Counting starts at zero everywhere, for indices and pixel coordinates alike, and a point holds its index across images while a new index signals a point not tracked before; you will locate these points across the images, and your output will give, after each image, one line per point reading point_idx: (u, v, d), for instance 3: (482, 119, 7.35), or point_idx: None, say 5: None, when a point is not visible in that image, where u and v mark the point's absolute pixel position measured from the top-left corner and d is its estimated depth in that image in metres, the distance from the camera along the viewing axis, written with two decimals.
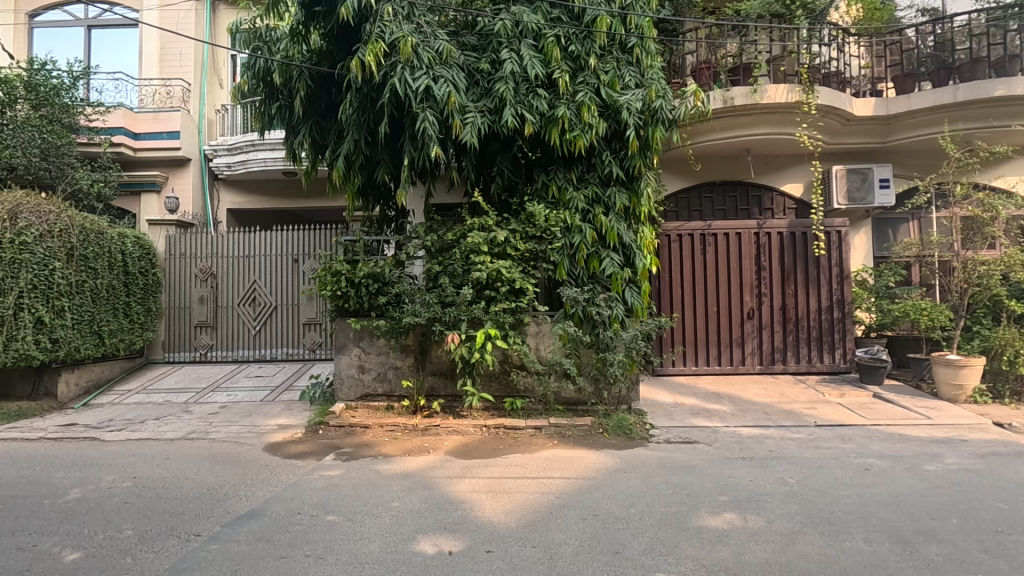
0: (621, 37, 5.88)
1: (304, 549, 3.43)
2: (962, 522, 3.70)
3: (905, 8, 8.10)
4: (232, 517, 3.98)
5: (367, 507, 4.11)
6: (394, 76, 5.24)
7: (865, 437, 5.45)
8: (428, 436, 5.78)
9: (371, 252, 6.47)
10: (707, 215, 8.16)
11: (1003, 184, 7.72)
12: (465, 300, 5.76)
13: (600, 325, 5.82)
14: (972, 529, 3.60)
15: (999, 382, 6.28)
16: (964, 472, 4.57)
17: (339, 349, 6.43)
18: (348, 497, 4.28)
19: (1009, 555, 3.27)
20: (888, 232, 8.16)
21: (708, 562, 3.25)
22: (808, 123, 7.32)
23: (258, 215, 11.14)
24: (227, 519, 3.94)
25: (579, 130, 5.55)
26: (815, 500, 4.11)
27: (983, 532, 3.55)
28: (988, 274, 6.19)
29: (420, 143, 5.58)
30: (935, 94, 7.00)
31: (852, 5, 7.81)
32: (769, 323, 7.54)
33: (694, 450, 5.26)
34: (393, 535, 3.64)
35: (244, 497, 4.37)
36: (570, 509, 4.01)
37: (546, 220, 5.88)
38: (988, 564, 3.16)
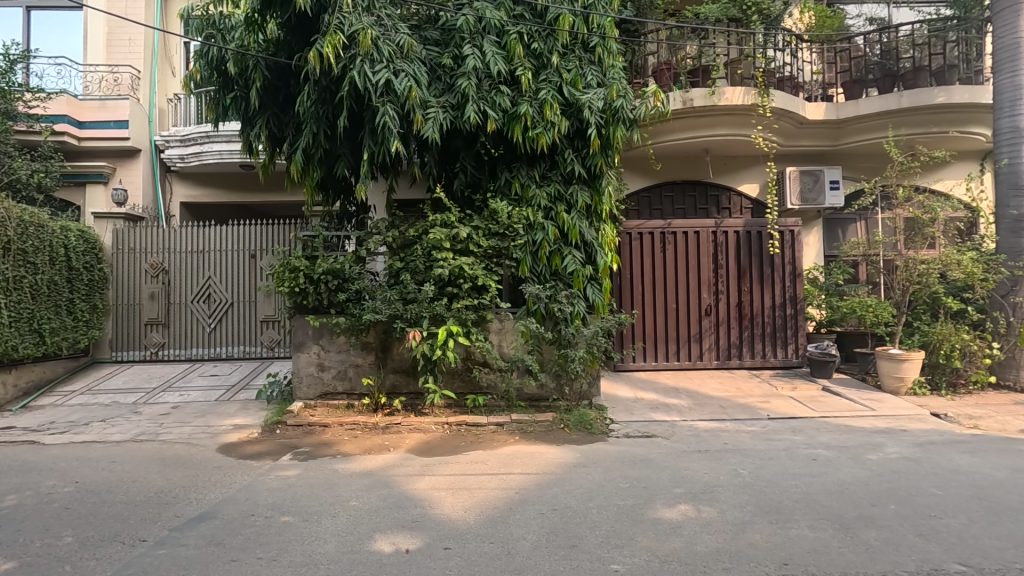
0: (583, 36, 5.91)
1: (257, 552, 3.35)
2: (899, 508, 3.90)
3: (854, 17, 8.57)
4: (181, 520, 3.85)
5: (325, 506, 4.05)
6: (354, 69, 5.17)
7: (814, 428, 5.68)
8: (389, 434, 5.73)
9: (332, 248, 6.37)
10: (667, 214, 8.35)
11: (941, 187, 8.16)
12: (427, 297, 5.73)
13: (562, 321, 5.90)
14: (908, 515, 3.80)
15: (937, 374, 6.64)
16: (903, 460, 4.82)
17: (298, 347, 6.30)
18: (304, 498, 4.21)
19: (940, 538, 3.46)
20: (837, 232, 8.51)
21: (661, 553, 3.32)
22: (763, 126, 7.53)
23: (212, 208, 10.81)
24: (175, 523, 3.81)
25: (541, 127, 5.58)
26: (765, 490, 4.26)
27: (918, 517, 3.75)
28: (927, 273, 6.52)
29: (380, 137, 5.52)
30: (881, 99, 7.32)
31: (803, 11, 8.07)
32: (725, 320, 7.75)
33: (653, 444, 5.38)
34: (351, 534, 3.59)
35: (195, 500, 4.23)
36: (530, 504, 4.05)
37: (509, 217, 5.88)
38: (922, 547, 3.35)
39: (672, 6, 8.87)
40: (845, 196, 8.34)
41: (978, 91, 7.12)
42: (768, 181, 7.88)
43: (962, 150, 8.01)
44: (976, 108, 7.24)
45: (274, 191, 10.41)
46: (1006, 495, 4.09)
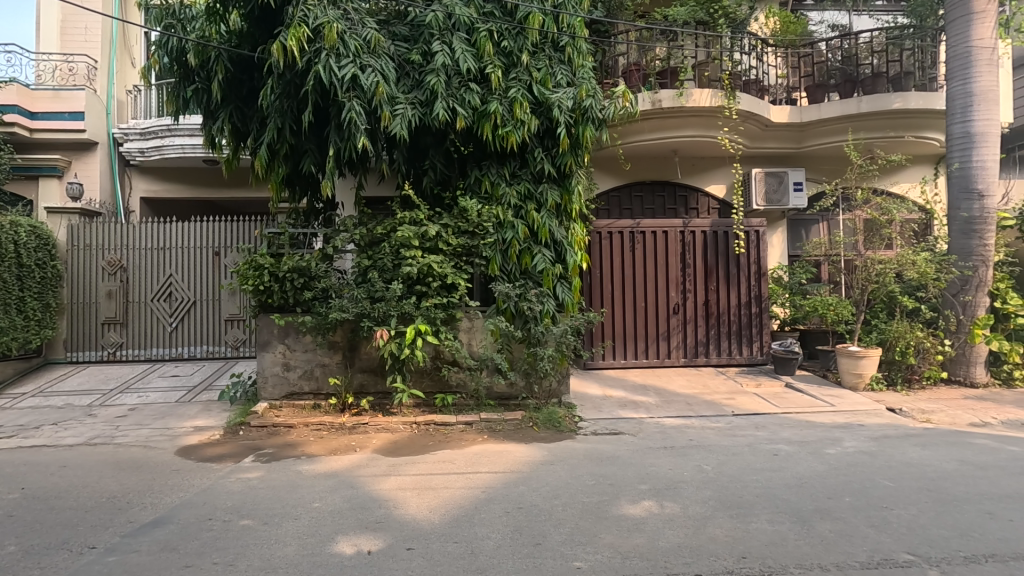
0: (553, 35, 5.91)
1: (213, 557, 3.26)
2: (854, 500, 4.03)
3: (817, 24, 8.84)
4: (134, 526, 3.72)
5: (287, 509, 3.96)
6: (320, 63, 5.08)
7: (776, 424, 5.82)
8: (356, 434, 5.65)
9: (298, 245, 6.25)
10: (637, 214, 8.44)
11: (897, 190, 8.45)
12: (395, 295, 5.66)
13: (532, 320, 5.89)
14: (862, 506, 3.93)
15: (893, 371, 6.88)
16: (859, 454, 4.98)
17: (263, 346, 6.16)
18: (265, 500, 4.11)
19: (891, 529, 3.59)
20: (800, 232, 8.73)
21: (624, 549, 3.36)
22: (729, 127, 7.65)
23: (173, 203, 10.48)
24: (128, 529, 3.68)
25: (511, 126, 5.57)
26: (727, 485, 4.35)
27: (871, 509, 3.88)
28: (884, 273, 6.75)
29: (346, 133, 5.44)
30: (842, 104, 7.54)
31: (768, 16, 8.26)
32: (693, 318, 7.88)
33: (620, 441, 5.43)
34: (312, 537, 3.52)
35: (150, 504, 4.10)
36: (495, 503, 4.04)
37: (479, 215, 5.85)
38: (873, 538, 3.46)
39: (641, 8, 8.98)
40: (808, 197, 8.56)
41: (932, 98, 7.41)
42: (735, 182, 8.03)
43: (917, 153, 8.31)
44: (931, 114, 7.53)
45: (237, 186, 10.15)
46: (954, 485, 4.27)
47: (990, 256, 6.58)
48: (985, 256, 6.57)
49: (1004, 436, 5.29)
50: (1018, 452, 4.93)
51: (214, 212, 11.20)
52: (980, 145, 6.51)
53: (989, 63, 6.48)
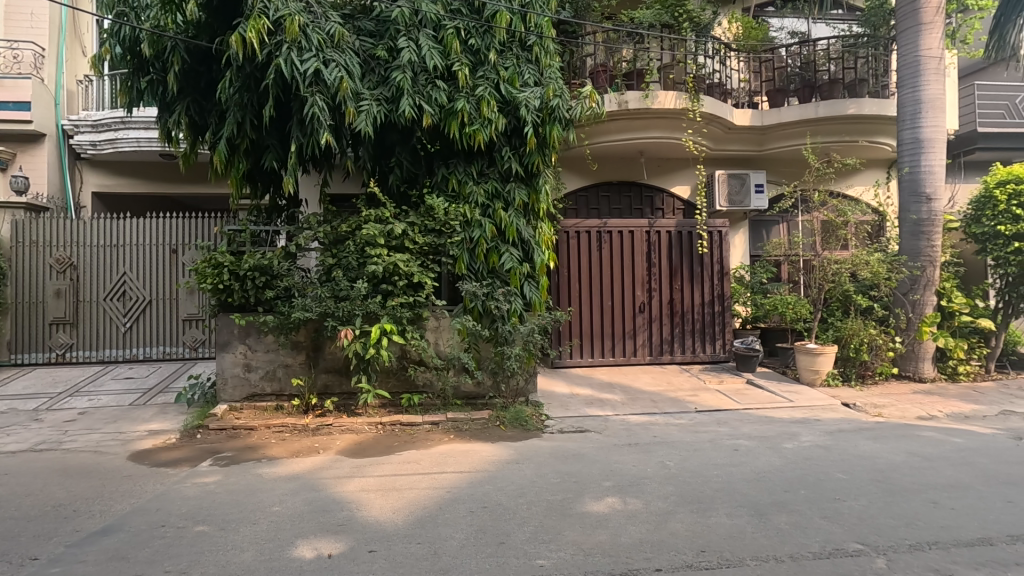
0: (521, 34, 5.89)
1: (164, 565, 3.15)
2: (809, 493, 4.16)
3: (778, 31, 9.11)
4: (81, 535, 3.56)
5: (244, 514, 3.85)
6: (281, 56, 4.97)
7: (737, 420, 5.97)
8: (319, 436, 5.55)
9: (259, 243, 6.14)
10: (604, 213, 8.52)
11: (852, 193, 8.77)
12: (360, 294, 5.58)
13: (499, 319, 5.88)
14: (816, 499, 4.06)
15: (848, 367, 7.13)
16: (815, 448, 5.15)
17: (222, 347, 5.99)
18: (221, 505, 3.99)
19: (843, 520, 3.71)
20: (761, 233, 8.96)
21: (587, 546, 3.39)
22: (693, 130, 7.78)
23: (127, 198, 10.09)
24: (73, 538, 3.52)
25: (478, 124, 5.55)
26: (688, 480, 4.44)
27: (825, 501, 4.02)
28: (839, 273, 6.99)
29: (309, 129, 5.33)
30: (800, 108, 7.78)
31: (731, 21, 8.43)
32: (658, 316, 8.01)
33: (586, 438, 5.48)
34: (270, 542, 3.44)
35: (98, 512, 3.93)
36: (460, 503, 4.03)
37: (446, 214, 5.80)
38: (826, 529, 3.58)
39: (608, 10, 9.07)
40: (768, 199, 8.79)
41: (885, 104, 7.71)
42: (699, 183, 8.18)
43: (871, 158, 8.63)
44: (883, 120, 7.84)
45: (195, 181, 9.82)
46: (901, 477, 4.45)
47: (936, 256, 6.88)
48: (932, 256, 6.87)
49: (949, 429, 5.54)
50: (962, 444, 5.18)
51: (172, 208, 10.82)
52: (928, 150, 6.80)
53: (937, 72, 6.78)
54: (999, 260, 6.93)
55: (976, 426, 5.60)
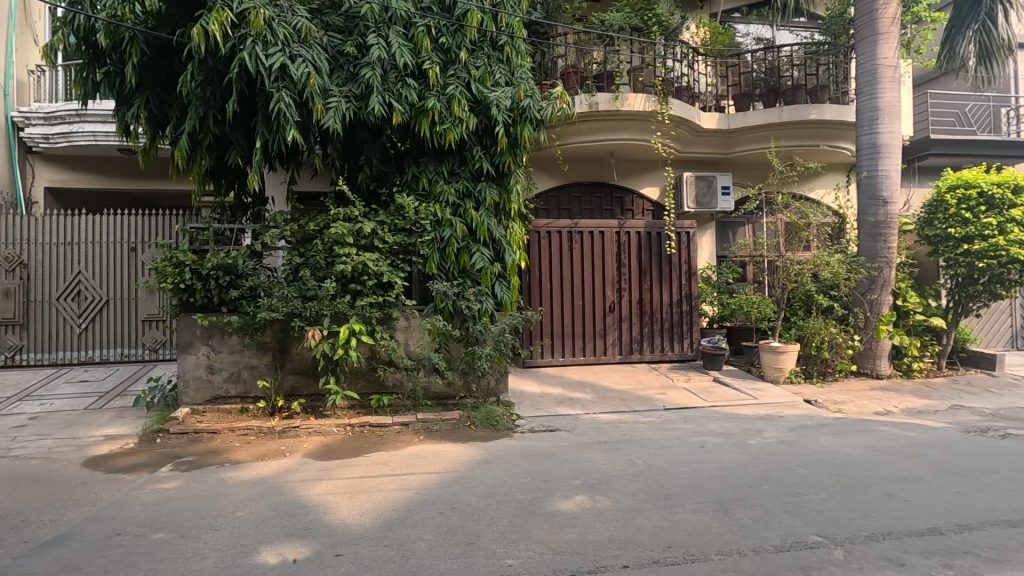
0: (492, 34, 5.89)
1: None
2: (771, 488, 4.27)
3: (743, 36, 9.30)
4: (30, 546, 3.41)
5: (205, 520, 3.75)
6: (245, 50, 4.85)
7: (704, 417, 6.10)
8: (286, 438, 5.44)
9: (223, 241, 6.01)
10: (575, 214, 8.59)
11: (814, 195, 9.04)
12: (329, 294, 5.50)
13: (470, 319, 5.86)
14: (778, 493, 4.18)
15: (810, 365, 7.35)
16: (778, 444, 5.29)
17: (183, 348, 5.83)
18: (181, 511, 3.88)
19: (804, 513, 3.83)
20: (728, 234, 9.16)
21: (555, 545, 3.41)
22: (662, 132, 7.90)
23: (83, 195, 9.70)
24: (22, 549, 3.37)
25: (449, 123, 5.53)
26: (656, 477, 4.51)
27: (786, 495, 4.13)
28: (802, 273, 7.20)
29: (275, 125, 5.22)
30: (765, 113, 7.99)
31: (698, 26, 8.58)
32: (627, 316, 8.10)
33: (557, 437, 5.51)
34: (233, 548, 3.35)
35: (49, 521, 3.77)
36: (430, 504, 4.00)
37: (416, 213, 5.76)
38: (787, 522, 3.69)
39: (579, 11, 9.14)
40: (734, 201, 8.99)
41: (845, 110, 7.98)
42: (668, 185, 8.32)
43: (832, 161, 8.92)
44: (842, 126, 8.11)
45: (155, 178, 9.52)
46: (859, 471, 4.61)
47: (892, 258, 7.15)
48: (888, 258, 7.13)
49: (904, 423, 5.77)
50: (915, 437, 5.40)
51: (130, 205, 10.46)
52: (885, 155, 7.06)
53: (892, 80, 7.05)
54: (950, 262, 7.24)
55: (929, 421, 5.84)
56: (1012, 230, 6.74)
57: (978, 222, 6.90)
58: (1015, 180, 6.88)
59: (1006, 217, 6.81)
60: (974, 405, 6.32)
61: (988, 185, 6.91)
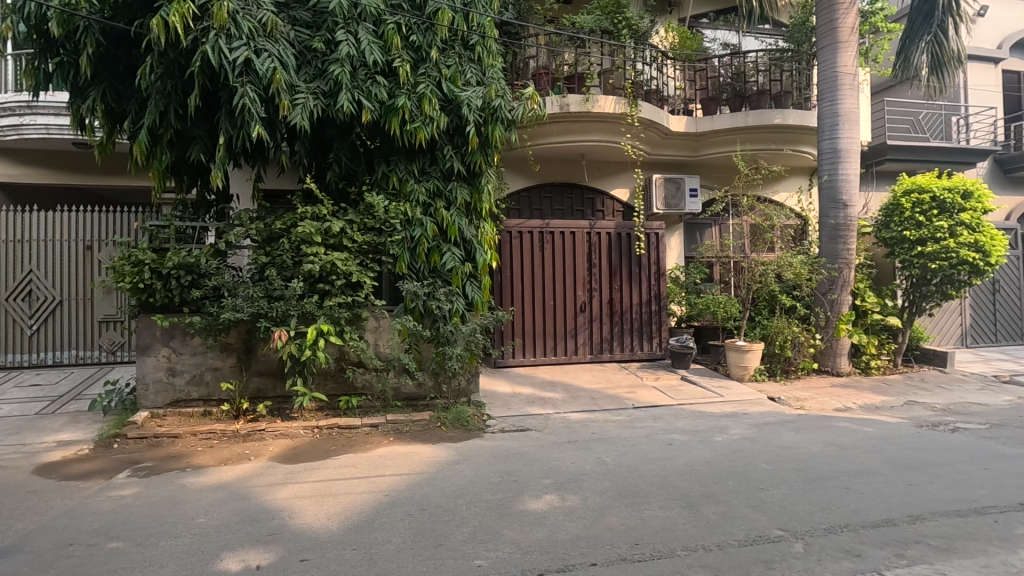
0: (463, 33, 5.86)
1: None
2: (736, 484, 4.37)
3: (711, 42, 9.56)
4: None
5: (163, 527, 3.63)
6: (208, 43, 4.72)
7: (672, 415, 6.20)
8: (251, 442, 5.31)
9: (185, 240, 5.85)
10: (546, 214, 8.63)
11: (779, 198, 9.29)
12: (296, 294, 5.39)
13: (440, 319, 5.83)
14: (742, 489, 4.28)
15: (774, 363, 7.55)
16: (743, 440, 5.42)
17: (143, 350, 5.65)
18: (138, 519, 3.75)
19: (766, 508, 3.93)
20: (696, 235, 9.33)
21: (525, 544, 3.42)
22: (631, 134, 8.01)
23: (35, 190, 9.30)
24: None
25: (419, 122, 5.50)
26: (625, 475, 4.57)
27: (750, 490, 4.23)
28: (766, 273, 7.39)
29: (239, 121, 5.11)
30: (731, 117, 8.20)
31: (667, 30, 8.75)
32: (598, 316, 8.17)
33: (527, 437, 5.53)
34: (193, 556, 3.26)
35: None
36: (399, 506, 3.96)
37: (386, 212, 5.70)
38: (751, 517, 3.78)
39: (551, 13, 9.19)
40: (702, 203, 9.17)
41: (807, 116, 8.22)
42: (637, 186, 8.43)
43: (795, 166, 9.17)
44: (804, 131, 8.36)
45: (112, 173, 9.18)
46: (819, 465, 4.75)
47: (851, 259, 7.40)
48: (848, 259, 7.38)
49: (863, 419, 5.98)
50: (872, 433, 5.59)
51: (85, 202, 10.07)
52: (845, 160, 7.30)
53: (852, 88, 7.29)
54: (905, 263, 7.53)
55: (885, 416, 6.07)
56: (962, 233, 7.04)
57: (931, 225, 7.20)
58: (965, 185, 7.19)
59: (956, 220, 7.12)
60: (927, 401, 6.59)
61: (940, 190, 7.22)
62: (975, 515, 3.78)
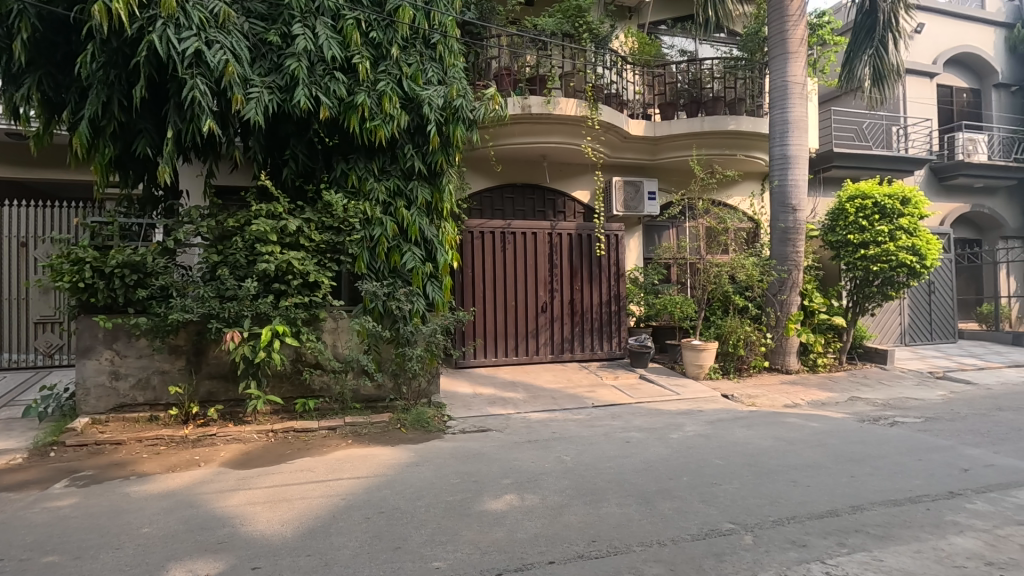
0: (424, 31, 5.81)
1: None
2: (690, 479, 4.49)
3: (670, 48, 9.76)
4: None
5: (104, 539, 3.46)
6: (155, 32, 4.54)
7: (630, 413, 6.31)
8: (201, 447, 5.12)
9: (130, 237, 5.60)
10: (508, 215, 8.65)
11: (733, 202, 9.59)
12: (249, 294, 5.23)
13: (400, 320, 5.76)
14: (696, 484, 4.40)
15: (728, 362, 7.78)
16: (698, 437, 5.57)
17: (84, 353, 5.38)
18: (76, 531, 3.56)
19: (719, 503, 4.04)
20: (654, 237, 9.52)
21: (483, 544, 3.41)
22: (592, 137, 8.12)
23: None
24: None
25: (379, 120, 5.43)
26: (584, 473, 4.63)
27: (704, 486, 4.35)
28: (720, 275, 7.64)
29: (189, 114, 4.92)
30: (688, 122, 8.43)
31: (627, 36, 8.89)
32: (559, 316, 8.24)
33: (488, 438, 5.53)
34: (136, 568, 3.11)
35: None
36: (355, 510, 3.90)
37: (345, 211, 5.60)
38: (704, 511, 3.88)
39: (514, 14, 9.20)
40: (660, 206, 9.36)
41: (760, 123, 8.53)
42: (598, 188, 8.55)
43: (748, 171, 9.48)
44: (757, 137, 8.66)
45: (50, 167, 8.71)
46: (769, 460, 4.93)
47: (800, 261, 7.70)
48: (796, 261, 7.68)
49: (810, 415, 6.23)
50: (818, 428, 5.84)
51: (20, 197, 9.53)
52: (794, 166, 7.59)
53: (800, 97, 7.59)
54: (849, 265, 7.90)
55: (831, 412, 6.34)
56: (901, 237, 7.43)
57: (873, 229, 7.58)
58: (904, 192, 7.58)
59: (896, 225, 7.51)
60: (869, 397, 6.93)
61: (881, 197, 7.61)
62: (909, 504, 4.00)
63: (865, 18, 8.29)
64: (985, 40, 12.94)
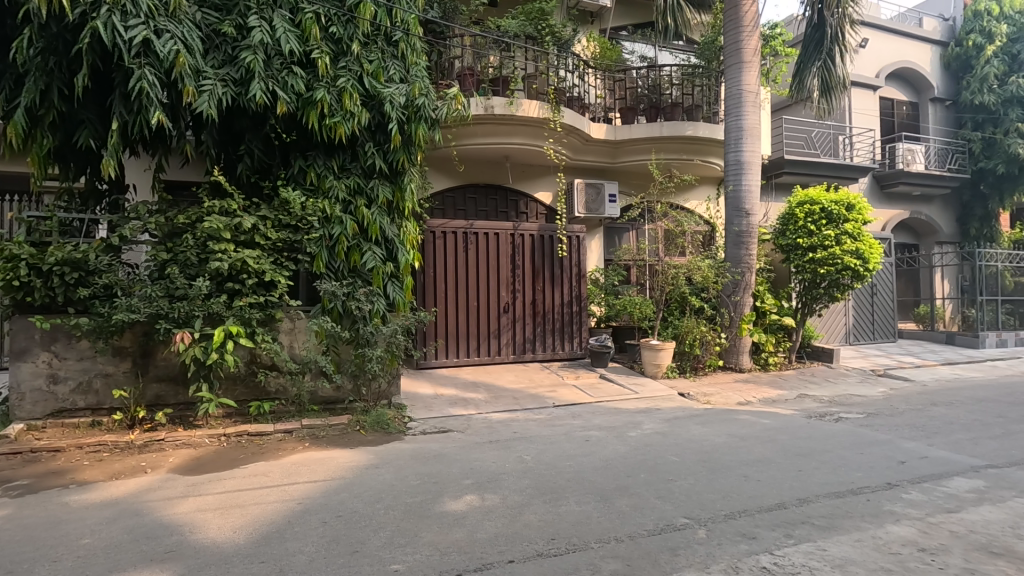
0: (386, 28, 5.73)
1: None
2: (647, 476, 4.58)
3: (631, 54, 9.96)
4: None
5: (40, 551, 3.27)
6: (99, 19, 4.33)
7: (590, 412, 6.39)
8: (147, 453, 4.91)
9: (71, 233, 5.32)
10: (470, 215, 8.63)
11: (690, 206, 9.83)
12: (201, 294, 5.05)
13: (360, 320, 5.67)
14: (653, 481, 4.49)
15: (685, 361, 7.98)
16: (655, 434, 5.69)
17: (18, 355, 5.07)
18: (8, 544, 3.36)
19: (674, 498, 4.14)
20: (615, 239, 9.66)
21: (443, 546, 3.39)
22: (553, 139, 8.19)
23: None
24: None
25: (339, 116, 5.32)
26: (543, 472, 4.66)
27: (660, 482, 4.45)
28: (677, 276, 7.83)
29: (136, 105, 4.72)
30: (648, 127, 8.60)
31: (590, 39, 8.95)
32: (520, 317, 8.27)
33: (449, 439, 5.50)
34: None
35: None
36: (312, 514, 3.81)
37: (303, 209, 5.47)
38: (660, 507, 3.97)
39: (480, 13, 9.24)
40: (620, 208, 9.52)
41: (716, 130, 8.77)
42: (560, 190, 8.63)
43: (705, 175, 9.75)
44: (713, 142, 8.91)
45: None
46: (722, 456, 5.08)
47: (752, 263, 7.98)
48: (749, 263, 7.95)
49: (762, 412, 6.46)
50: (769, 424, 6.05)
51: None
52: (747, 171, 7.83)
53: (753, 104, 7.85)
54: (799, 268, 8.23)
55: (781, 408, 6.58)
56: (846, 241, 7.78)
57: (821, 234, 7.90)
58: (849, 198, 7.92)
59: (841, 230, 7.84)
60: (816, 394, 7.23)
61: (829, 203, 7.93)
62: (851, 496, 4.19)
63: (814, 32, 8.66)
64: (922, 56, 13.68)
